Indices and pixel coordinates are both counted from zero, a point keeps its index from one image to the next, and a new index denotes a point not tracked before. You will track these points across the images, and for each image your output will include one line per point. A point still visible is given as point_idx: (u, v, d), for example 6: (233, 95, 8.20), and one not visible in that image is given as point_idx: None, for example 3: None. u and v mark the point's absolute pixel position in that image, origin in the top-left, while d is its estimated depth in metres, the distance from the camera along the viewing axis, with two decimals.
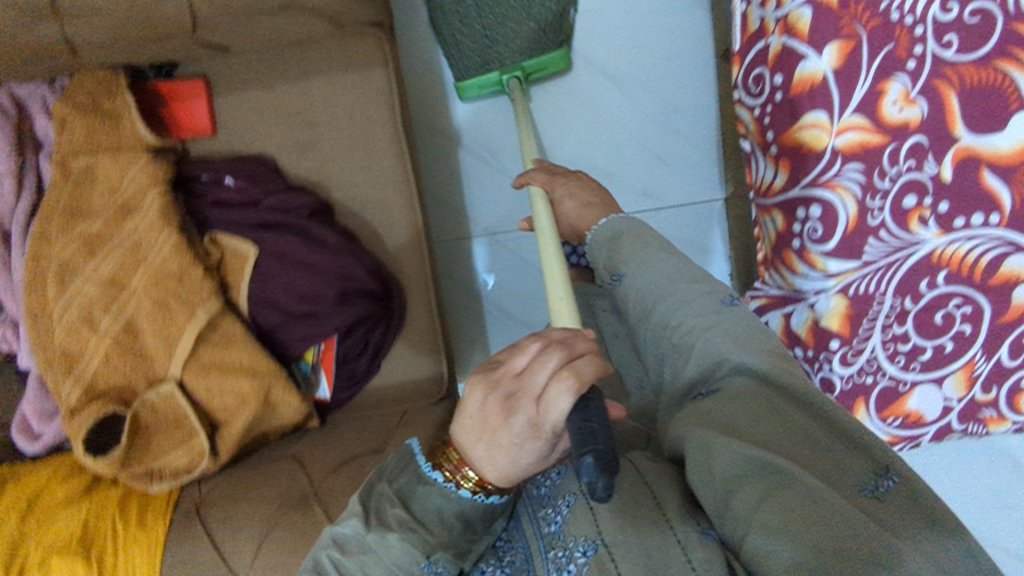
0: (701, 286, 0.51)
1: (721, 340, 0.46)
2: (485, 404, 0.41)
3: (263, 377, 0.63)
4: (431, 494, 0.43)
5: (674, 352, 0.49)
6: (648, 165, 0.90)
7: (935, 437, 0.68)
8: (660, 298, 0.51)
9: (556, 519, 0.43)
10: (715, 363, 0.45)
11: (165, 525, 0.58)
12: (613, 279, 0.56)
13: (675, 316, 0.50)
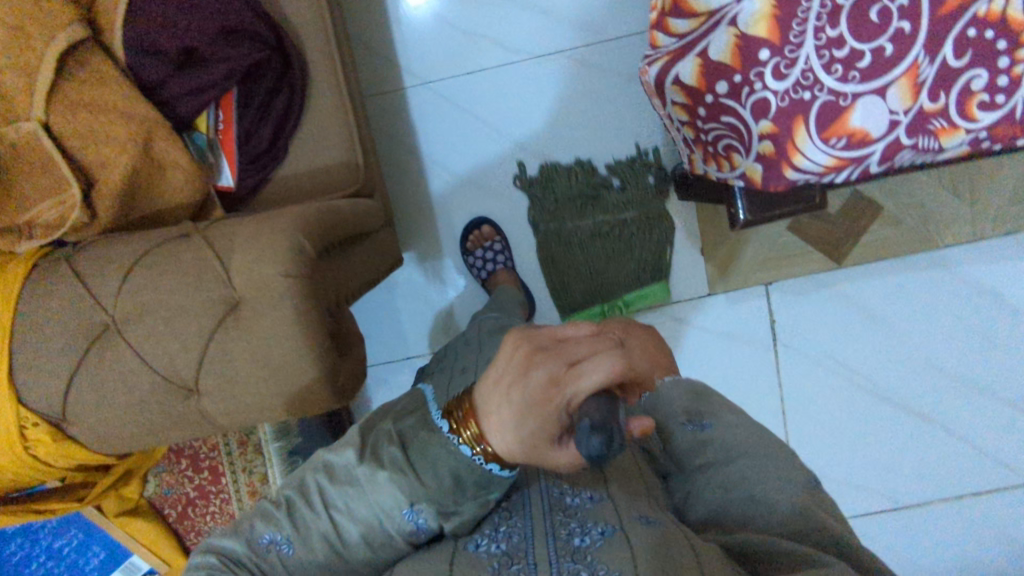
0: (779, 461, 0.63)
1: (795, 496, 0.59)
2: (514, 355, 0.47)
3: (143, 120, 0.59)
4: (432, 442, 0.56)
5: (751, 502, 0.59)
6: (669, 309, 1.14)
7: (885, 159, 0.64)
8: (738, 453, 0.64)
9: (582, 536, 0.52)
10: (803, 530, 0.56)
11: (25, 266, 0.53)
12: (694, 424, 0.70)
13: (750, 471, 0.62)
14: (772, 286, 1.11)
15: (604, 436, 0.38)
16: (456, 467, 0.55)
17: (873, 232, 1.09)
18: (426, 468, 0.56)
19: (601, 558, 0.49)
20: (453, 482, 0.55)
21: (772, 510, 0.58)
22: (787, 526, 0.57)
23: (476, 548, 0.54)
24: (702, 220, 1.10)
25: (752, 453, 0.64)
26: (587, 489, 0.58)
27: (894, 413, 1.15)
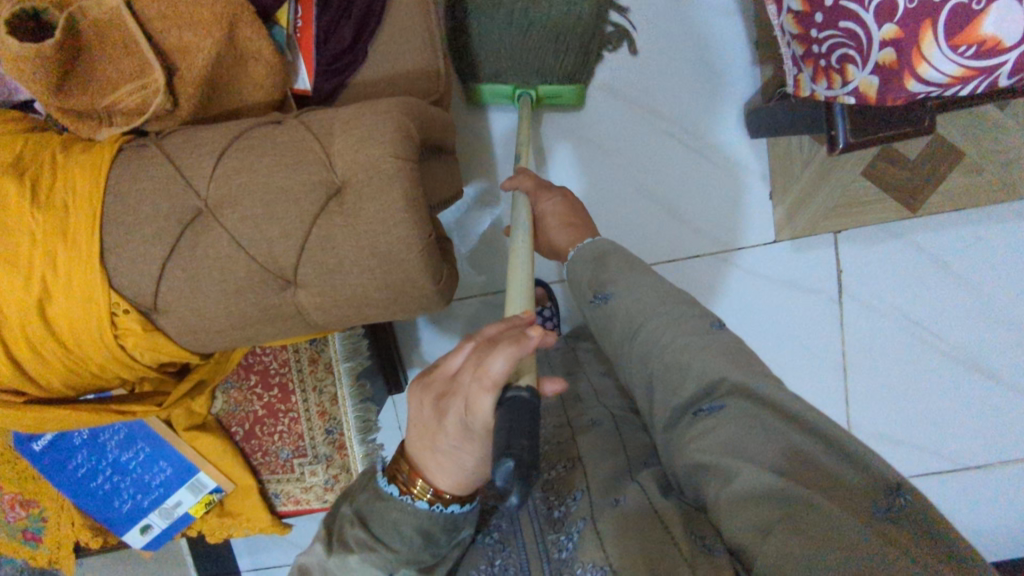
0: (693, 312, 0.59)
1: (718, 361, 0.53)
2: (423, 404, 0.49)
3: (227, 3, 0.56)
4: (391, 507, 0.53)
5: (667, 370, 0.55)
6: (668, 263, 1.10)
7: (1018, 69, 0.57)
8: (646, 321, 0.60)
9: (567, 545, 0.53)
10: (714, 384, 0.52)
11: (113, 149, 0.51)
12: (598, 296, 0.65)
13: (664, 334, 0.58)
14: (842, 235, 1.07)
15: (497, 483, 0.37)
16: (419, 525, 0.53)
17: (951, 180, 1.04)
18: (396, 540, 0.53)
19: (581, 559, 0.50)
20: (423, 538, 0.53)
21: (685, 380, 0.54)
22: (705, 385, 0.52)
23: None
24: (773, 164, 1.05)
25: (663, 313, 0.59)
26: (570, 489, 0.57)
27: (961, 372, 1.11)
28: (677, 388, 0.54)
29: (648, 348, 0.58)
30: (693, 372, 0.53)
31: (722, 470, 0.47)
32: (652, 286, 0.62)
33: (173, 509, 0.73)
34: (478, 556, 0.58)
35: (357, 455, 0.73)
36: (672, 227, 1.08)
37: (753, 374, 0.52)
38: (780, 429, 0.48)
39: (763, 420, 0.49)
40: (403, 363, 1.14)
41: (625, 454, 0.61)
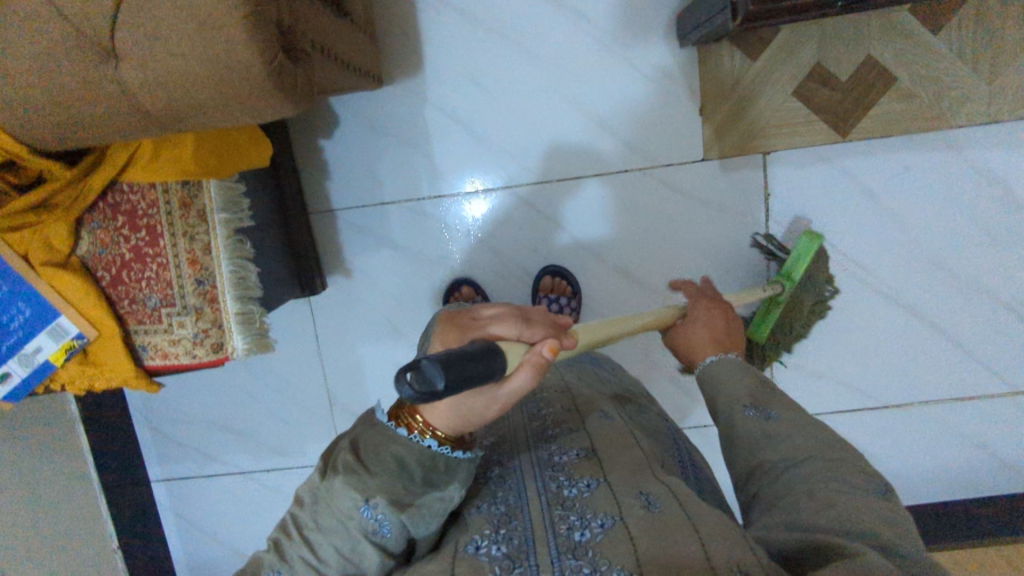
0: (858, 463, 0.54)
1: (870, 513, 0.48)
2: (442, 331, 0.51)
3: None
4: (388, 441, 0.51)
5: (809, 495, 0.50)
6: (648, 231, 1.09)
7: None
8: (804, 450, 0.55)
9: (583, 531, 0.48)
10: (866, 531, 0.46)
11: None
12: (760, 412, 0.61)
13: (817, 465, 0.53)
14: (770, 157, 1.06)
15: (419, 380, 0.36)
16: (402, 454, 0.50)
17: (881, 105, 1.03)
18: (378, 467, 0.50)
19: (605, 556, 0.46)
20: (402, 470, 0.50)
21: (826, 505, 0.49)
22: (857, 524, 0.47)
23: (478, 552, 0.48)
24: (704, 78, 1.03)
25: (809, 447, 0.55)
26: (585, 475, 0.55)
27: (886, 307, 1.10)
28: (807, 505, 0.50)
29: (791, 471, 0.53)
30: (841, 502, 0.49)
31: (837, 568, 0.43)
32: (813, 423, 0.59)
33: (33, 356, 0.68)
34: (480, 522, 0.52)
35: (231, 312, 0.71)
36: (599, 140, 1.07)
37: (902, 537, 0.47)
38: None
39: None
40: (320, 267, 1.11)
41: (647, 455, 0.59)
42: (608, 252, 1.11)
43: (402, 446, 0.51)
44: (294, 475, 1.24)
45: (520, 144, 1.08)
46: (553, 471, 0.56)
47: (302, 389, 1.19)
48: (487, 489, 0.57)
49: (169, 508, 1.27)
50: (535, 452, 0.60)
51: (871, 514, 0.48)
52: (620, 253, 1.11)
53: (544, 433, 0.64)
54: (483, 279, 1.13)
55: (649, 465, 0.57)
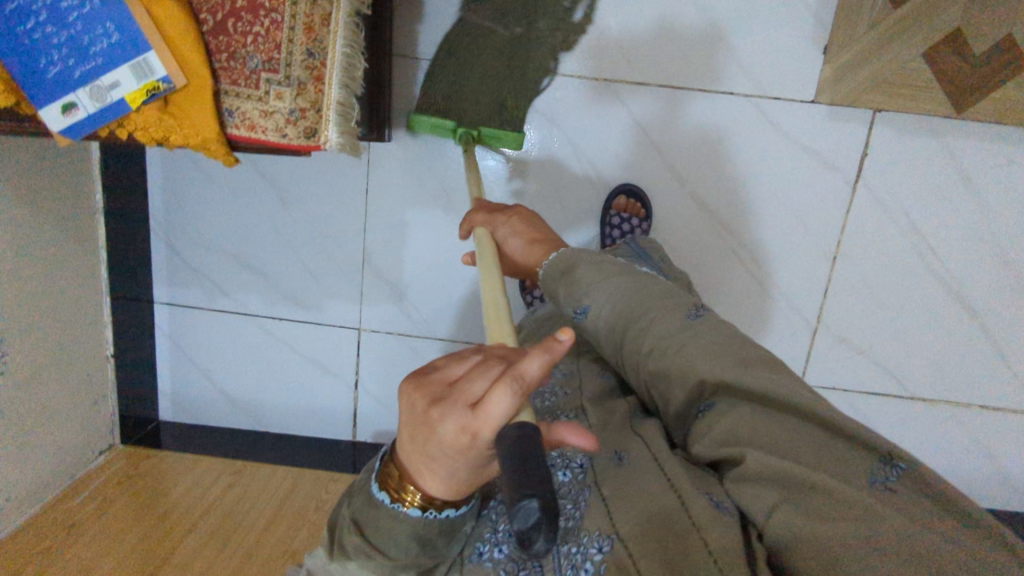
0: (672, 303, 0.62)
1: (697, 356, 0.57)
2: (416, 408, 0.44)
3: None
4: (386, 518, 0.52)
5: (660, 377, 0.59)
6: (743, 169, 1.05)
7: None
8: (628, 324, 0.62)
9: (573, 513, 0.55)
10: (702, 386, 0.56)
11: None
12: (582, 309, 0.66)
13: (648, 336, 0.60)
14: (879, 115, 1.02)
15: (527, 531, 0.35)
16: (414, 530, 0.51)
17: (1006, 88, 0.98)
18: (390, 544, 0.53)
19: (586, 528, 0.53)
20: (418, 542, 0.53)
21: (671, 384, 0.58)
22: (700, 391, 0.56)
23: (482, 560, 0.55)
24: (840, 16, 0.98)
25: (640, 308, 0.62)
26: (577, 452, 0.60)
27: (943, 299, 1.08)
28: (668, 393, 0.59)
29: (639, 357, 0.61)
30: (678, 379, 0.57)
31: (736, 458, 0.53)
32: (627, 275, 0.65)
33: (108, 90, 0.61)
34: (483, 527, 0.58)
35: (334, 98, 0.65)
36: (713, 53, 1.01)
37: (734, 356, 0.55)
38: (764, 414, 0.52)
39: (763, 415, 0.52)
40: (389, 114, 1.04)
41: (626, 412, 0.66)
42: (698, 180, 1.06)
43: (406, 525, 0.51)
44: (305, 329, 1.19)
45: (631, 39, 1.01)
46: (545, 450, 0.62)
47: (335, 245, 1.14)
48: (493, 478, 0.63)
49: (168, 334, 1.22)
50: None
51: (694, 364, 0.56)
52: (709, 183, 1.06)
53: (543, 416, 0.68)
54: (552, 171, 1.08)
55: (623, 421, 0.64)
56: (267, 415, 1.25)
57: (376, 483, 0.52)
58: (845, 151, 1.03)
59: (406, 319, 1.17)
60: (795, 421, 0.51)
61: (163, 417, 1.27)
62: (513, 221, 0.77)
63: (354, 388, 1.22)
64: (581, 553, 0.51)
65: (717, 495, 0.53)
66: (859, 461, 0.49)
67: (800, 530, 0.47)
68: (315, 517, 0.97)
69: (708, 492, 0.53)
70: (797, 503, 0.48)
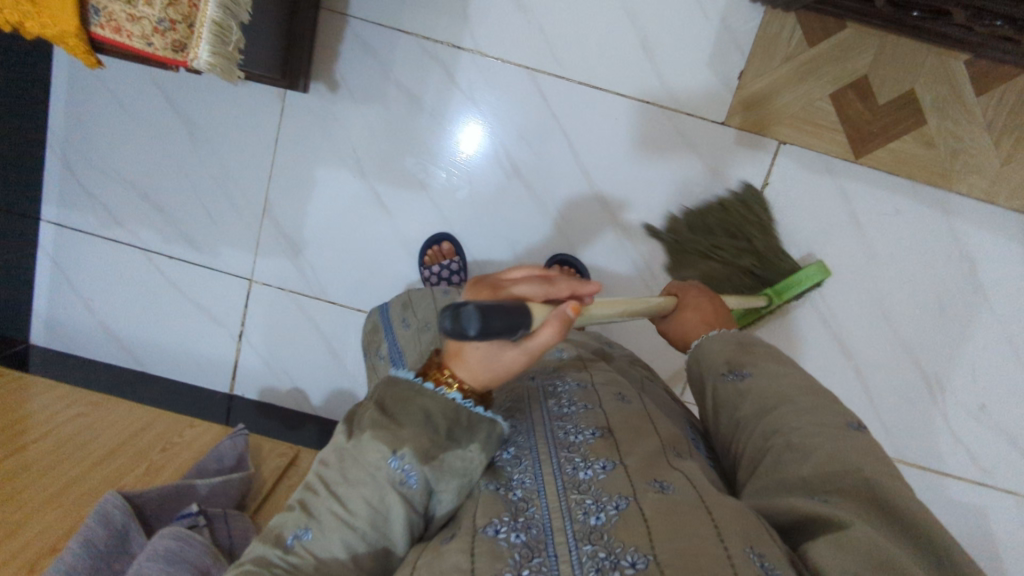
0: (833, 405, 0.57)
1: (848, 450, 0.52)
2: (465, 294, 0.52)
3: None
4: (420, 395, 0.52)
5: (787, 450, 0.54)
6: (654, 179, 1.08)
7: None
8: (778, 401, 0.58)
9: (599, 514, 0.49)
10: (834, 471, 0.51)
11: None
12: (731, 373, 0.64)
13: (795, 418, 0.56)
14: (784, 147, 1.05)
15: (454, 317, 0.39)
16: (428, 405, 0.51)
17: (902, 141, 1.03)
18: (406, 421, 0.51)
19: (619, 538, 0.47)
20: (429, 423, 0.51)
21: (804, 461, 0.52)
22: (825, 473, 0.51)
23: (496, 536, 0.48)
24: (757, 46, 1.02)
25: (795, 395, 0.58)
26: (602, 458, 0.55)
27: (821, 335, 1.12)
28: (789, 463, 0.53)
29: (768, 424, 0.57)
30: (818, 458, 0.52)
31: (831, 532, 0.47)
32: (787, 367, 0.63)
33: None
34: (493, 505, 0.52)
35: (209, 17, 0.63)
36: (638, 59, 1.03)
37: (887, 471, 0.51)
38: (882, 518, 0.47)
39: (875, 519, 0.47)
40: (309, 65, 1.03)
41: (661, 439, 0.61)
42: (611, 183, 1.08)
43: (431, 400, 0.51)
44: (196, 271, 1.16)
45: (559, 34, 1.03)
46: (567, 451, 0.57)
47: (240, 191, 1.12)
48: (501, 469, 0.58)
49: (50, 255, 1.17)
50: (548, 428, 0.61)
51: (843, 452, 0.52)
52: (621, 188, 1.08)
53: (559, 411, 0.64)
54: (465, 149, 1.08)
55: (657, 446, 0.59)
56: (144, 354, 1.21)
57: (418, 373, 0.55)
58: (751, 176, 1.07)
59: (299, 277, 1.15)
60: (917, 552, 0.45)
61: (34, 339, 1.22)
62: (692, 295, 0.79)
63: (239, 340, 1.19)
64: (610, 560, 0.45)
65: (771, 562, 0.45)
66: None
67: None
68: (155, 459, 0.94)
69: (757, 552, 0.46)
70: None
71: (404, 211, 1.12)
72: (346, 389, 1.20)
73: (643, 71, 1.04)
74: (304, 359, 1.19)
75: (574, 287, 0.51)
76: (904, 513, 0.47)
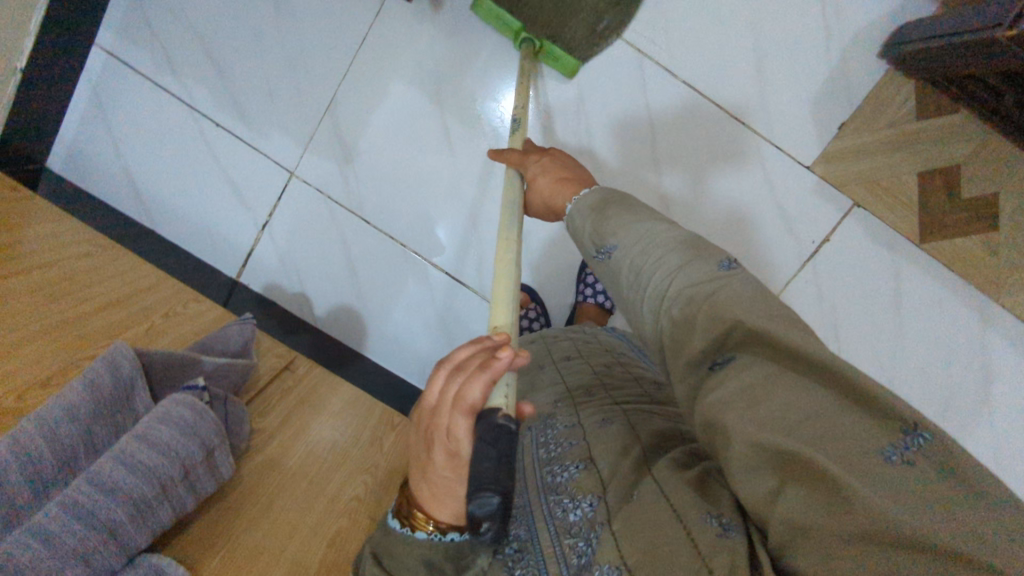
0: (703, 254, 0.50)
1: (731, 304, 0.45)
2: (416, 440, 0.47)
3: None
4: (408, 550, 0.49)
5: (677, 328, 0.47)
6: (720, 196, 1.06)
7: None
8: (659, 268, 0.51)
9: (583, 547, 0.48)
10: (723, 336, 0.44)
11: None
12: (602, 253, 0.58)
13: (678, 284, 0.49)
14: (856, 209, 1.04)
15: (482, 518, 0.39)
16: (424, 556, 0.49)
17: (968, 240, 1.02)
18: (408, 573, 0.50)
19: (598, 561, 0.46)
20: (430, 569, 0.50)
21: (693, 335, 0.45)
22: (716, 348, 0.44)
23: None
24: (866, 103, 1.00)
25: (673, 257, 0.51)
26: (587, 492, 0.52)
27: None
28: (683, 345, 0.46)
29: (655, 304, 0.50)
30: (699, 328, 0.45)
31: (724, 440, 0.40)
32: (654, 226, 0.55)
33: None
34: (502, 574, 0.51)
35: None
36: (746, 76, 1.01)
37: (780, 319, 0.42)
38: (777, 373, 0.40)
39: (776, 378, 0.40)
40: None
41: (642, 440, 0.57)
42: (677, 185, 1.06)
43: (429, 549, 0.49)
44: (239, 147, 1.11)
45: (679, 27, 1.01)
46: (553, 492, 0.54)
47: (310, 79, 1.07)
48: None
49: (93, 83, 1.11)
50: (538, 476, 0.57)
51: (725, 318, 0.44)
52: (686, 194, 1.06)
53: (548, 454, 0.60)
54: (548, 115, 1.06)
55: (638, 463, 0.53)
56: (160, 213, 1.16)
57: (393, 516, 0.51)
58: (814, 226, 1.05)
59: (342, 185, 1.11)
60: (839, 402, 0.38)
61: (50, 164, 1.16)
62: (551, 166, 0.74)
63: (261, 230, 1.15)
64: None
65: (731, 518, 0.44)
66: (866, 434, 0.36)
67: (809, 527, 0.36)
68: (158, 322, 0.91)
69: (716, 515, 0.45)
70: (800, 486, 0.37)
71: (466, 153, 1.08)
72: (352, 311, 1.17)
73: (748, 89, 1.02)
74: (318, 268, 1.16)
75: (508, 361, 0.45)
76: (787, 347, 0.40)
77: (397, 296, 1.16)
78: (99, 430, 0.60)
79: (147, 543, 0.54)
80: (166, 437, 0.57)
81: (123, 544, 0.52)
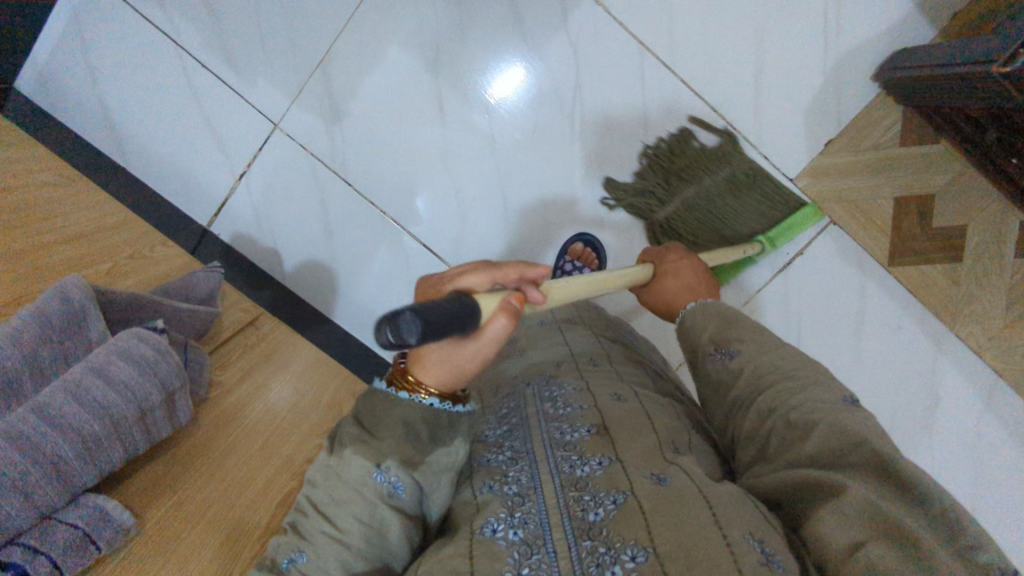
0: (830, 385, 0.60)
1: (856, 426, 0.53)
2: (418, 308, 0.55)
3: None
4: (401, 407, 0.52)
5: (790, 429, 0.56)
6: None
7: None
8: (778, 381, 0.61)
9: (598, 510, 0.50)
10: (844, 444, 0.52)
11: None
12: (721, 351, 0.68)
13: (799, 398, 0.58)
14: (832, 226, 1.07)
15: (393, 324, 0.39)
16: (409, 415, 0.52)
17: (932, 267, 1.05)
18: (385, 431, 0.51)
19: (620, 535, 0.47)
20: (410, 432, 0.51)
21: (810, 439, 0.54)
22: (834, 456, 0.52)
23: (494, 537, 0.49)
24: (854, 125, 1.02)
25: (795, 378, 0.61)
26: (597, 453, 0.56)
27: None
28: (796, 446, 0.54)
29: (771, 402, 0.59)
30: (818, 435, 0.53)
31: (837, 498, 0.49)
32: (774, 349, 0.65)
33: None
34: (493, 504, 0.52)
35: None
36: (742, 84, 1.02)
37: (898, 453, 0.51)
38: (888, 488, 0.48)
39: (893, 494, 0.48)
40: None
41: (660, 433, 0.61)
42: None
43: (408, 410, 0.52)
44: (223, 91, 1.07)
45: (682, 25, 1.01)
46: (563, 451, 0.57)
47: (303, 31, 1.03)
48: (493, 465, 0.58)
49: (72, 6, 1.06)
50: (543, 432, 0.60)
51: (836, 417, 0.54)
52: None
53: (556, 412, 0.64)
54: (545, 100, 1.05)
55: (658, 445, 0.58)
56: (132, 151, 1.12)
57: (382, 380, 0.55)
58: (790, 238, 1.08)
59: (327, 144, 1.09)
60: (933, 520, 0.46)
61: (19, 86, 1.10)
62: (680, 264, 0.84)
63: (237, 179, 1.12)
64: (610, 555, 0.46)
65: (768, 546, 0.48)
66: (961, 558, 0.44)
67: None
68: (121, 262, 0.88)
69: (758, 538, 0.48)
70: (895, 559, 0.44)
71: (459, 127, 1.07)
72: (323, 274, 1.16)
73: (743, 97, 1.02)
74: (294, 224, 1.13)
75: (522, 270, 0.55)
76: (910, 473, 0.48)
77: (372, 262, 1.14)
78: (47, 358, 0.56)
79: (92, 481, 0.51)
80: (123, 372, 0.55)
81: (68, 481, 0.49)
